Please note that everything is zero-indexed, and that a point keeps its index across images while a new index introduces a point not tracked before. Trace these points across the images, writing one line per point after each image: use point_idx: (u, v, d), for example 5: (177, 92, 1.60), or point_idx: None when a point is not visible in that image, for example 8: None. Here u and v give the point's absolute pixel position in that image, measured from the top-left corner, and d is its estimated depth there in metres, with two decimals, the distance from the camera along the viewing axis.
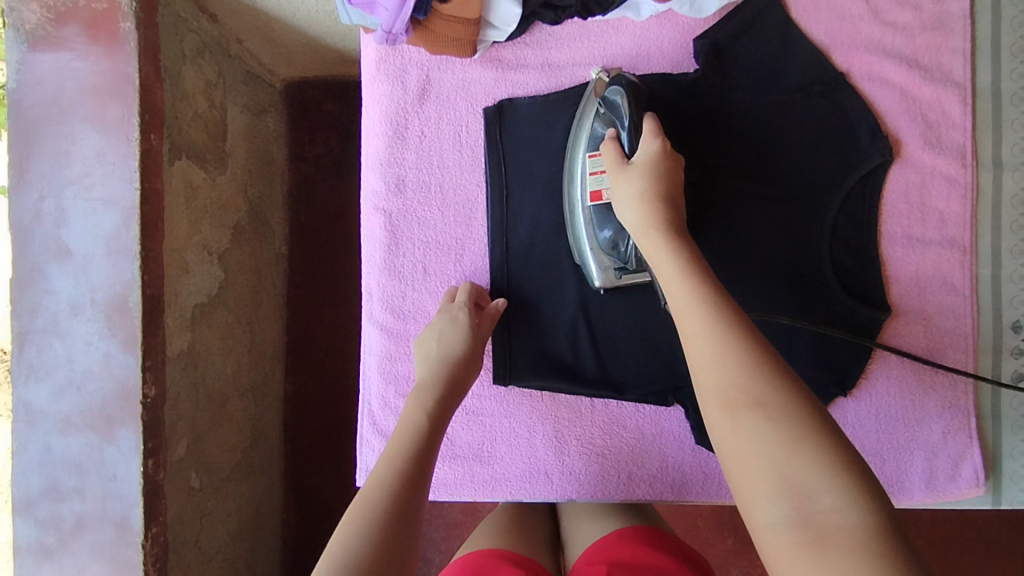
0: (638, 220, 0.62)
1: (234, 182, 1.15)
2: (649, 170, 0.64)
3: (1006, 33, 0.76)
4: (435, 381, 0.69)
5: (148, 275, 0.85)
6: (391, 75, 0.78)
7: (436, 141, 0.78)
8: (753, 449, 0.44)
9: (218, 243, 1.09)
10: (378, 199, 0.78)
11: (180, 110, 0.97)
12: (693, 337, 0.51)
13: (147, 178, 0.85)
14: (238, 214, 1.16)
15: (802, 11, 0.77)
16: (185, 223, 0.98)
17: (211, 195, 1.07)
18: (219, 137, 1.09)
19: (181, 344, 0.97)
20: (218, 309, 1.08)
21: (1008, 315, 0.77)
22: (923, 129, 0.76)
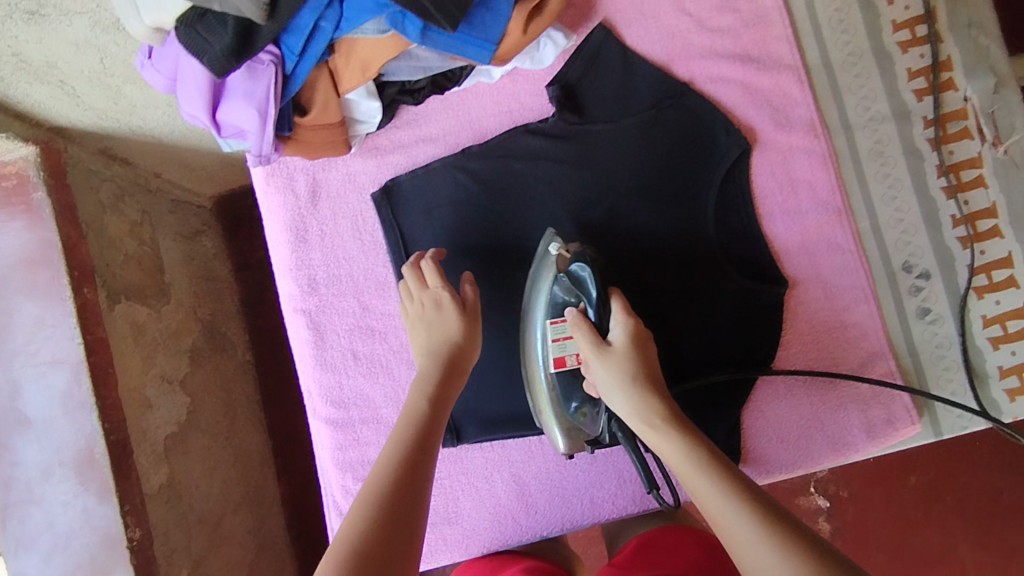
0: (636, 411, 0.63)
1: (182, 307, 1.16)
2: (631, 358, 0.66)
3: (821, 11, 0.83)
4: (433, 367, 0.71)
5: (110, 423, 0.84)
6: (281, 186, 0.83)
7: (337, 235, 0.83)
8: None
9: (177, 371, 1.10)
10: (295, 302, 0.82)
11: (110, 257, 0.99)
12: (745, 556, 0.50)
13: (90, 330, 0.85)
14: (192, 336, 1.17)
15: (635, 38, 0.83)
16: (139, 360, 1.00)
17: (158, 327, 1.07)
18: (155, 271, 1.11)
19: (160, 478, 0.97)
20: (192, 434, 1.10)
21: (896, 258, 0.82)
22: (771, 113, 0.82)
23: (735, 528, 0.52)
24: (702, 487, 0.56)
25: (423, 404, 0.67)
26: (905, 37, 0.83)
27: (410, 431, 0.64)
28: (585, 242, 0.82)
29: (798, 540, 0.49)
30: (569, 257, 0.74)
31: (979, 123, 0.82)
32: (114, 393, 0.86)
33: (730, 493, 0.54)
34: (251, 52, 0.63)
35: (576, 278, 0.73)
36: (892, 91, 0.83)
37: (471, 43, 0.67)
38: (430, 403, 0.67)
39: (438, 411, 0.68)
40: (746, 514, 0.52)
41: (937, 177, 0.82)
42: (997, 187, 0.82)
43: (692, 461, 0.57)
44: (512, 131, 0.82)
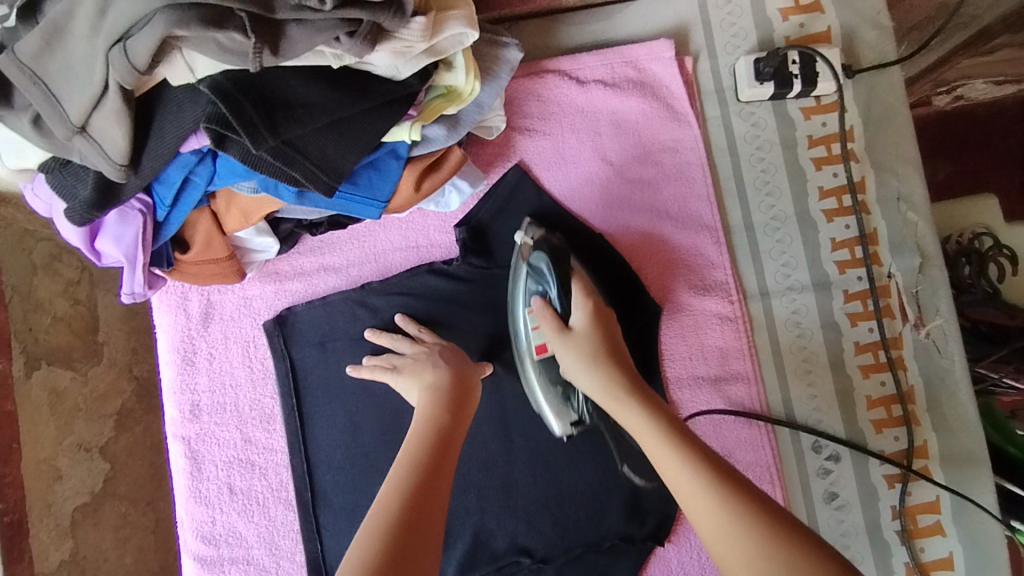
0: (592, 361, 0.65)
1: (115, 366, 1.04)
2: (589, 338, 0.67)
3: (747, 172, 0.81)
4: (446, 383, 0.67)
5: (4, 502, 0.86)
6: (174, 304, 0.80)
7: (226, 361, 0.80)
8: (731, 548, 0.48)
9: (98, 438, 1.00)
10: (175, 427, 0.79)
11: (36, 320, 0.94)
12: (658, 460, 0.56)
13: None
14: (123, 397, 1.04)
15: (553, 184, 0.81)
16: (52, 430, 0.93)
17: (83, 392, 0.99)
18: (88, 332, 1.01)
19: (61, 555, 0.92)
20: (109, 503, 1.00)
21: (806, 437, 0.78)
22: (685, 275, 0.79)
23: (680, 482, 0.54)
24: (646, 436, 0.58)
25: (444, 409, 0.64)
26: (831, 205, 0.80)
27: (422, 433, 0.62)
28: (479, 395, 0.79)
29: (734, 488, 0.51)
30: (533, 244, 0.73)
31: (901, 302, 0.79)
32: (15, 470, 0.88)
33: (647, 413, 0.60)
34: (118, 200, 0.60)
35: (546, 272, 0.71)
36: (815, 261, 0.80)
37: (355, 202, 0.66)
38: (451, 414, 0.64)
39: (460, 419, 0.65)
40: (655, 428, 0.58)
41: (856, 354, 0.78)
42: (916, 370, 0.78)
43: (647, 431, 0.59)
44: (417, 268, 0.80)
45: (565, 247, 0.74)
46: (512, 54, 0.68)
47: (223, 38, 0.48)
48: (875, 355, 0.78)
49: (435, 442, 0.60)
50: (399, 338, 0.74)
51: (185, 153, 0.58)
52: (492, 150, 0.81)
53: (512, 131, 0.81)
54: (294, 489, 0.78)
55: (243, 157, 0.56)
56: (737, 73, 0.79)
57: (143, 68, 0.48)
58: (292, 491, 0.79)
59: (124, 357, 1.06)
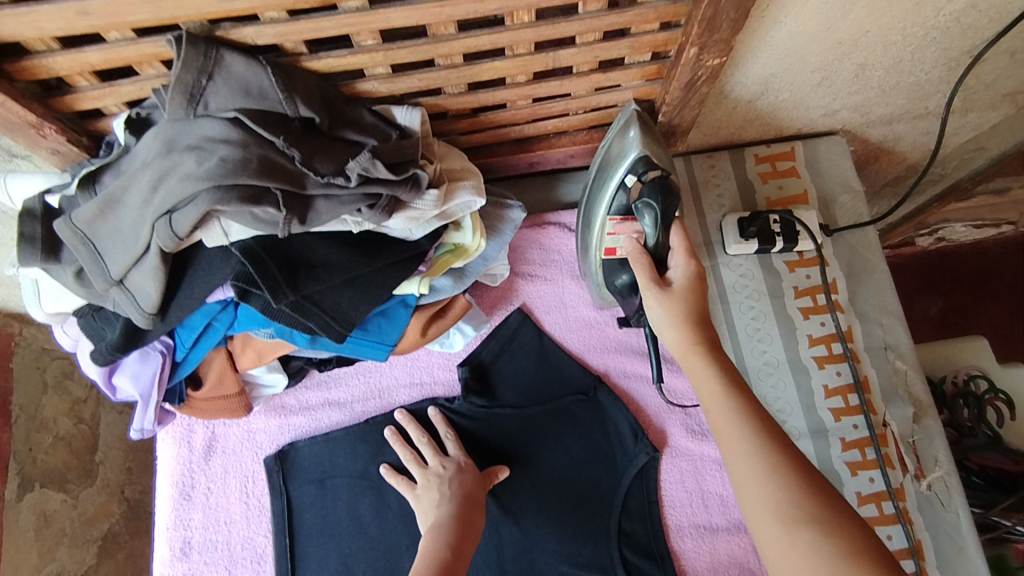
0: (663, 311, 0.63)
1: (106, 488, 1.09)
2: (685, 300, 0.63)
3: (739, 318, 0.86)
4: (455, 497, 0.72)
5: None
6: (177, 437, 0.81)
7: (223, 496, 0.79)
8: (743, 474, 0.52)
9: (77, 567, 1.03)
10: (163, 566, 0.77)
11: (36, 440, 1.00)
12: (693, 365, 0.59)
13: None
14: (109, 519, 1.09)
15: (553, 325, 0.85)
16: (34, 557, 0.97)
17: (71, 515, 1.03)
18: (87, 452, 1.07)
19: None
20: None
21: None
22: (683, 417, 0.81)
23: (742, 463, 0.52)
24: (716, 400, 0.56)
25: (449, 541, 0.68)
26: (821, 352, 0.83)
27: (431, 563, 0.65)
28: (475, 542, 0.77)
29: (803, 487, 0.50)
30: (643, 189, 0.66)
31: (899, 452, 0.79)
32: None
33: (672, 316, 0.62)
34: (141, 343, 0.64)
35: (643, 212, 0.66)
36: (810, 408, 0.82)
37: (365, 348, 0.69)
38: (456, 546, 0.68)
39: (468, 532, 0.70)
40: (681, 335, 0.61)
41: (860, 505, 0.78)
42: (922, 524, 0.77)
43: (719, 399, 0.56)
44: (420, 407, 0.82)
45: (677, 195, 0.67)
46: (515, 214, 0.75)
47: (258, 211, 0.55)
48: (880, 506, 0.78)
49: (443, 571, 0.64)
50: (424, 444, 0.77)
51: (209, 302, 0.63)
52: (495, 294, 0.86)
53: (516, 276, 0.87)
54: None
55: (263, 309, 0.61)
56: (723, 229, 0.86)
57: (184, 235, 0.55)
58: None
59: (118, 478, 1.11)
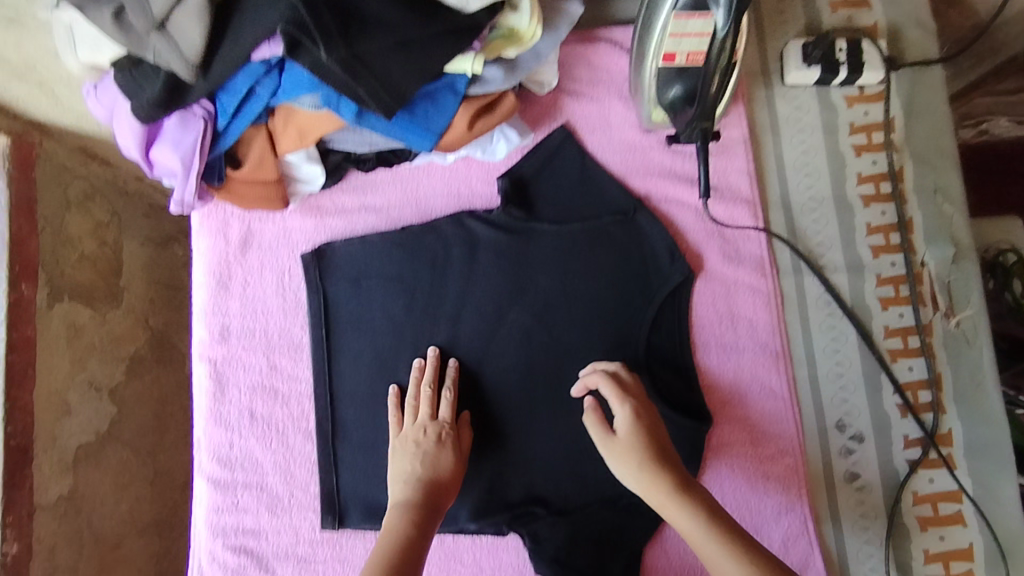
0: (618, 452, 0.68)
1: (130, 312, 1.12)
2: (636, 448, 0.67)
3: (788, 151, 0.83)
4: (412, 496, 0.69)
5: (13, 427, 0.91)
6: (213, 229, 0.81)
7: (260, 288, 0.80)
8: (718, 563, 0.60)
9: (107, 378, 1.07)
10: (204, 349, 0.80)
11: (61, 253, 1.00)
12: (671, 513, 0.64)
13: (14, 328, 0.91)
14: (135, 343, 1.12)
15: (596, 145, 0.82)
16: (66, 364, 1.00)
17: (99, 331, 1.05)
18: (110, 273, 1.08)
19: (59, 491, 0.97)
20: (108, 450, 1.06)
21: (830, 414, 0.79)
22: (722, 244, 0.80)
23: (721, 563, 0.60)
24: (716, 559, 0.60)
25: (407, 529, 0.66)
26: (869, 191, 0.82)
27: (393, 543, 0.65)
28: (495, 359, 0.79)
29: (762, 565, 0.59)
30: None
31: (933, 291, 0.80)
32: (26, 397, 0.93)
33: (648, 470, 0.66)
34: (183, 103, 0.62)
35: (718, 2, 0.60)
36: (849, 244, 0.81)
37: (412, 133, 0.67)
38: (416, 533, 0.66)
39: (426, 529, 0.67)
40: (644, 487, 0.66)
41: (886, 337, 0.80)
42: (944, 358, 0.79)
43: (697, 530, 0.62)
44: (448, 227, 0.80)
45: None
46: (574, 7, 0.69)
47: None
48: (904, 340, 0.80)
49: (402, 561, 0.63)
50: (426, 395, 0.75)
51: (254, 62, 0.60)
52: (539, 108, 0.83)
53: (561, 93, 0.83)
54: (316, 419, 0.78)
55: (312, 66, 0.57)
56: (785, 56, 0.82)
57: None
58: (313, 423, 0.79)
59: (140, 305, 1.14)
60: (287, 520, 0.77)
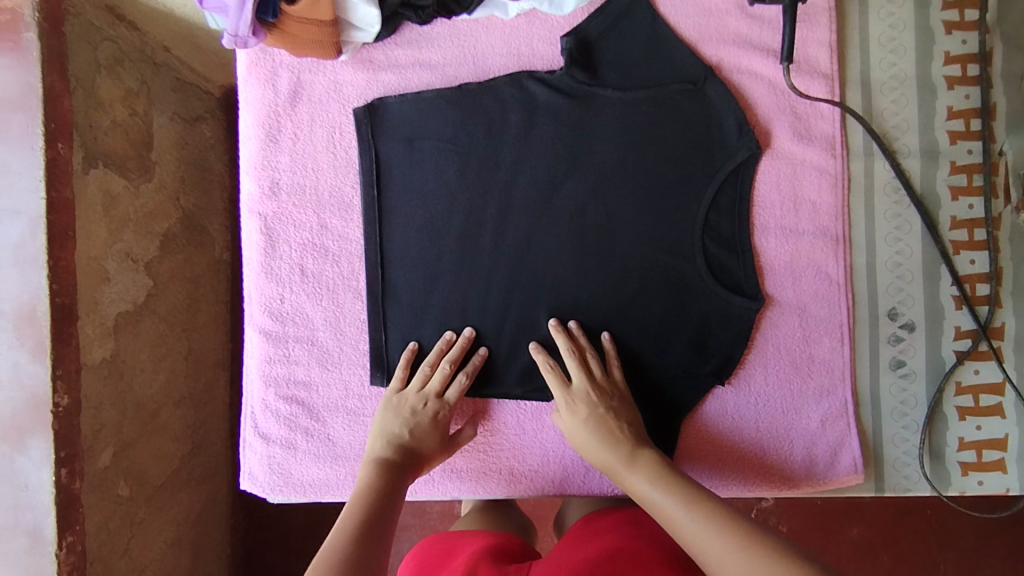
0: (570, 423, 0.72)
1: (164, 191, 1.37)
2: (590, 410, 0.71)
3: (873, 24, 0.78)
4: (392, 454, 0.71)
5: (55, 285, 1.03)
6: (263, 79, 0.78)
7: (310, 143, 0.78)
8: (671, 516, 0.59)
9: (144, 252, 1.31)
10: (254, 203, 0.78)
11: (95, 120, 1.17)
12: (620, 478, 0.67)
13: (53, 189, 1.03)
14: (169, 220, 1.39)
15: (669, 7, 0.77)
16: (105, 230, 1.19)
17: (134, 205, 1.28)
18: (143, 146, 1.31)
19: (103, 353, 1.18)
20: (146, 317, 1.30)
21: (884, 303, 0.78)
22: (792, 120, 0.76)
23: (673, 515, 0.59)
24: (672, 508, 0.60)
25: (378, 486, 0.68)
26: (955, 72, 0.77)
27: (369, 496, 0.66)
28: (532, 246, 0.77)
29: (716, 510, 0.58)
30: None
31: (1008, 182, 0.77)
32: (69, 258, 1.06)
33: (604, 436, 0.69)
34: None
35: None
36: (926, 127, 0.77)
37: None
38: (393, 485, 0.68)
39: (401, 481, 0.70)
40: (600, 447, 0.69)
41: (951, 228, 0.77)
42: (1008, 254, 0.77)
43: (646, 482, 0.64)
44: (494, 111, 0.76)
45: None
46: None
47: None
48: (970, 233, 0.77)
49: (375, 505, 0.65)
50: (442, 372, 0.75)
51: None
52: None
53: None
54: (366, 278, 0.78)
55: None
56: None
57: None
58: (363, 282, 0.79)
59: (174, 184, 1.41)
60: (336, 374, 0.79)
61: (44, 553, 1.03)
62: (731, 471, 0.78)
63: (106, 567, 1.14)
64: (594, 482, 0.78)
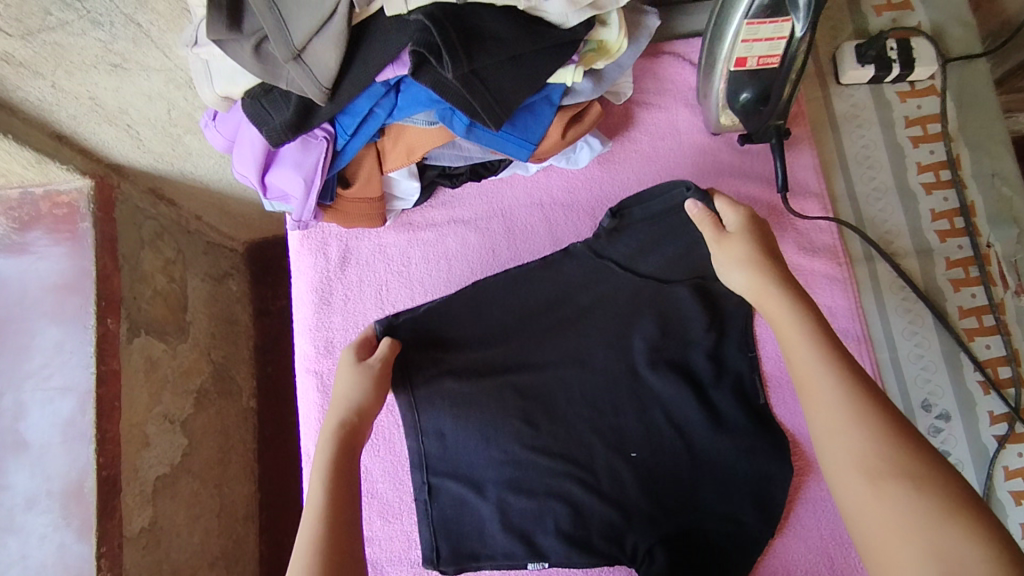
0: (754, 282, 0.68)
1: (197, 347, 1.37)
2: (746, 236, 0.71)
3: (849, 146, 0.88)
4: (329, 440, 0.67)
5: (103, 457, 1.07)
6: (314, 249, 0.86)
7: (360, 301, 0.85)
8: (839, 429, 0.56)
9: (180, 412, 1.30)
10: (310, 362, 0.84)
11: (138, 290, 1.22)
12: (801, 360, 0.61)
13: (103, 361, 1.10)
14: (201, 376, 1.37)
15: (669, 152, 0.88)
16: (145, 397, 1.20)
17: (172, 364, 1.29)
18: (178, 308, 1.32)
19: (142, 521, 1.17)
20: (182, 477, 1.28)
21: (915, 395, 0.82)
22: (794, 236, 0.85)
23: (841, 436, 0.56)
24: (820, 376, 0.59)
25: (329, 489, 0.63)
26: (930, 179, 0.86)
27: (322, 497, 0.62)
28: (470, 383, 0.79)
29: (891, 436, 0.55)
30: None
31: (1002, 270, 0.84)
32: (115, 427, 1.11)
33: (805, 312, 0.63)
34: (308, 129, 0.67)
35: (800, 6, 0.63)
36: (916, 229, 0.85)
37: (512, 142, 0.72)
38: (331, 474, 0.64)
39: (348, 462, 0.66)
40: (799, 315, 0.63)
41: (961, 317, 0.83)
42: (1021, 334, 0.82)
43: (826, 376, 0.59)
44: (501, 494, 0.78)
45: None
46: (651, 21, 0.73)
47: None
48: (980, 319, 0.83)
49: (334, 510, 0.61)
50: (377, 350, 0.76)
51: (376, 84, 0.65)
52: (613, 122, 0.89)
53: (633, 104, 0.89)
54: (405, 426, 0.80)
55: (434, 84, 0.62)
56: (839, 58, 0.88)
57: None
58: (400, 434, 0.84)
59: (204, 340, 1.39)
60: (399, 525, 0.82)
61: None
62: None
63: None
64: None
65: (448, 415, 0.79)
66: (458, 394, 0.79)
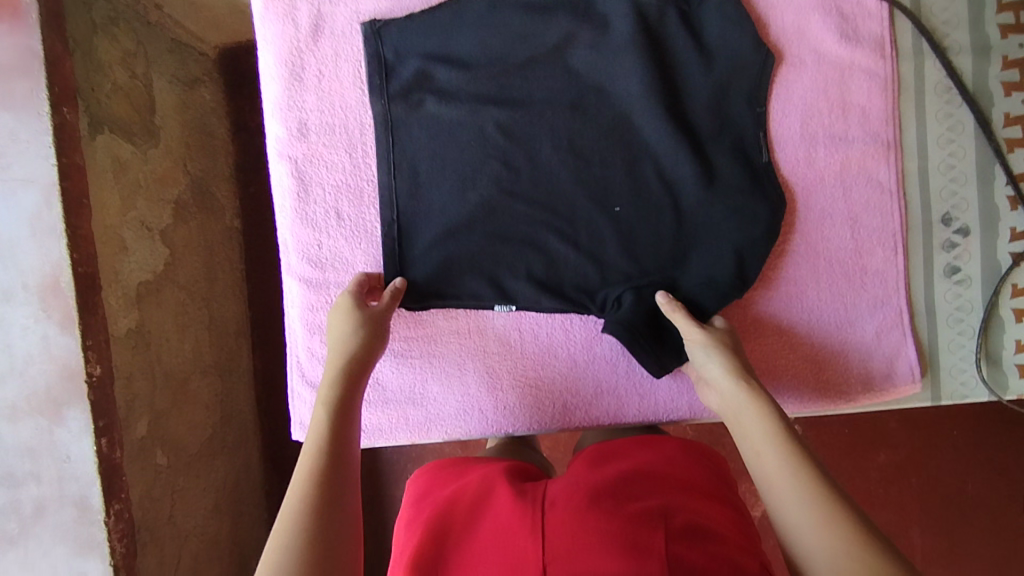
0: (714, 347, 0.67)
1: (170, 155, 1.15)
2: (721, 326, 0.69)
3: None
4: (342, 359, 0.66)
5: (78, 254, 0.83)
6: (281, 14, 0.75)
7: (336, 79, 0.76)
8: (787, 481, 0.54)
9: (158, 219, 1.10)
10: (283, 146, 0.76)
11: (95, 82, 0.97)
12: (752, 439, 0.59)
13: (66, 153, 0.82)
14: (178, 187, 1.17)
15: None
16: (116, 198, 0.99)
17: (144, 169, 1.07)
18: (145, 110, 1.09)
19: (128, 323, 0.98)
20: (166, 286, 1.10)
21: (937, 208, 0.76)
22: (837, 21, 0.74)
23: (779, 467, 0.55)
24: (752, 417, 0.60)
25: (332, 423, 0.61)
26: None
27: (322, 435, 0.60)
28: (455, 108, 0.74)
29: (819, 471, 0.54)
30: None
31: None
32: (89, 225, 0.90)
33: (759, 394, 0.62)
34: None
35: None
36: (977, 22, 0.74)
37: None
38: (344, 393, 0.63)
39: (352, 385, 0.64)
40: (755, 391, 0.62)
41: (1005, 126, 0.75)
42: None
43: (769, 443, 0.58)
44: (475, 236, 0.76)
45: None
46: None
47: None
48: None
49: (334, 431, 0.60)
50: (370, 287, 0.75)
51: None
52: None
53: None
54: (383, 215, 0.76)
55: None
56: None
57: None
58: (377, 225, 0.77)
59: (178, 148, 1.18)
60: None
61: (93, 523, 0.84)
62: (869, 295, 0.76)
63: (154, 536, 0.96)
64: (648, 409, 0.78)
65: (426, 142, 0.75)
66: (439, 119, 0.75)
